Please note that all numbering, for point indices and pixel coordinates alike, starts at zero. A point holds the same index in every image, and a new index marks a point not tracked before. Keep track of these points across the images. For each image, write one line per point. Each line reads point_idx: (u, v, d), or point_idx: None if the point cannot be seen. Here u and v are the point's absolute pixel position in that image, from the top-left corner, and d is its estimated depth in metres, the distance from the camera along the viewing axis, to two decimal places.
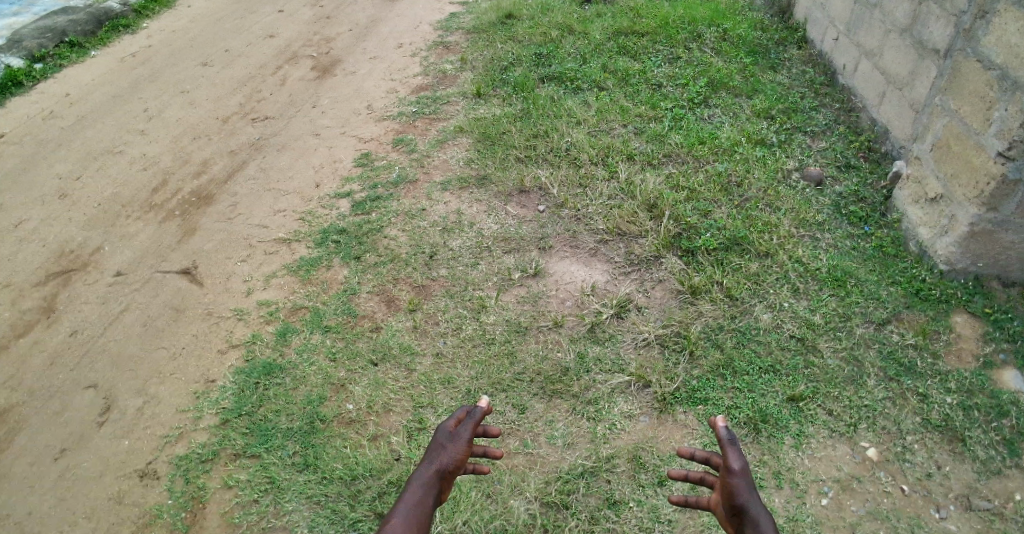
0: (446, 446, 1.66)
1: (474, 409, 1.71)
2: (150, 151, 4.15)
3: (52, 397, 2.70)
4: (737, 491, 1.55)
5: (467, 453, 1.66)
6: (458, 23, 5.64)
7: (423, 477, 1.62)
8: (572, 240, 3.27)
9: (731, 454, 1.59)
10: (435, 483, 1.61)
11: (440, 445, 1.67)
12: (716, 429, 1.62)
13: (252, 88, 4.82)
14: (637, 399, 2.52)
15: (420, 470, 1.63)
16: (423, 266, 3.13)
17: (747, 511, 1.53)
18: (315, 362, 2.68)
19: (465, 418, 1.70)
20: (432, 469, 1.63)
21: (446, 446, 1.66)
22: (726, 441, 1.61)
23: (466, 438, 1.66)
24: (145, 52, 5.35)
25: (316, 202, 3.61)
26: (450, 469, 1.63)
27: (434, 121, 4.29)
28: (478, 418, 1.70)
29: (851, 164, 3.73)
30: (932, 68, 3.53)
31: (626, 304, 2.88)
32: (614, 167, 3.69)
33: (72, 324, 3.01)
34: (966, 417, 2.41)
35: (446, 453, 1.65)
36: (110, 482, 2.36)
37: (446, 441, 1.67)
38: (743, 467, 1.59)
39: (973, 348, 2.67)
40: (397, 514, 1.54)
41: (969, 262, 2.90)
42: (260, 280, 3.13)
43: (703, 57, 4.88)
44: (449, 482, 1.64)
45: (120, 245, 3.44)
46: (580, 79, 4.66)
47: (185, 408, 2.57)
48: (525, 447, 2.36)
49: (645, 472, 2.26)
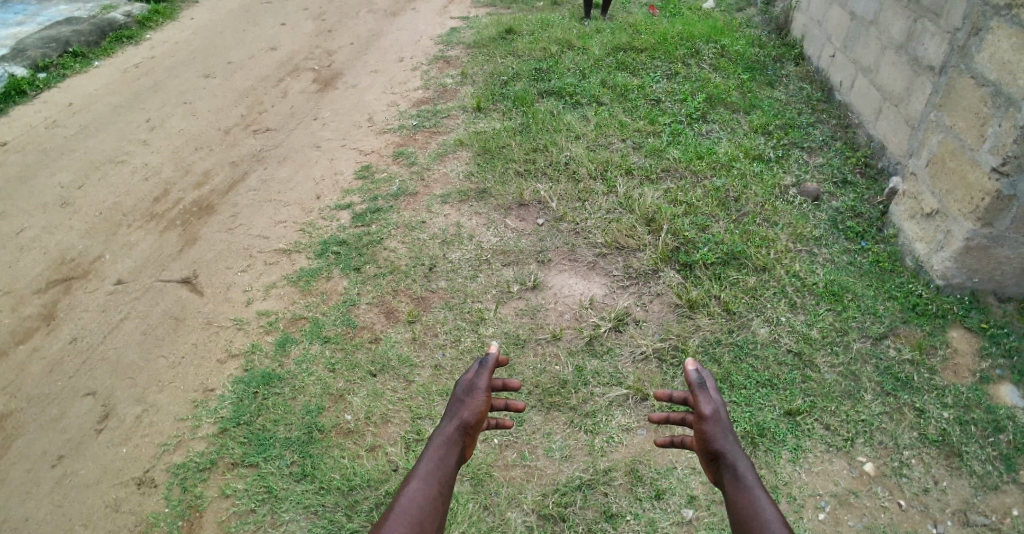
0: (465, 400, 1.70)
1: (485, 359, 1.76)
2: (152, 161, 4.18)
3: (50, 404, 2.70)
4: (710, 438, 1.62)
5: (486, 406, 1.71)
6: (458, 38, 5.70)
7: (444, 433, 1.65)
8: (571, 253, 3.29)
9: (702, 400, 1.65)
10: (459, 438, 1.65)
11: (459, 400, 1.70)
12: (687, 375, 1.71)
13: (254, 100, 4.87)
14: (635, 412, 2.52)
15: (442, 426, 1.67)
16: (423, 278, 3.14)
17: (724, 457, 1.60)
18: (314, 372, 2.68)
19: (481, 368, 1.75)
20: (453, 425, 1.66)
21: (465, 399, 1.70)
22: (697, 387, 1.68)
23: (483, 390, 1.70)
24: (148, 63, 5.40)
25: (317, 214, 3.63)
26: (471, 424, 1.67)
27: (434, 134, 4.33)
28: (491, 367, 1.75)
29: (847, 180, 3.77)
30: (927, 84, 3.57)
31: (624, 317, 2.89)
32: (613, 182, 3.72)
33: (72, 332, 3.02)
34: (963, 432, 2.42)
35: (466, 407, 1.69)
36: (108, 490, 2.35)
37: (465, 394, 1.71)
38: (715, 410, 1.65)
39: (970, 363, 2.68)
40: (420, 472, 1.55)
41: (965, 277, 2.93)
42: (260, 291, 3.14)
43: (701, 73, 4.94)
44: (472, 436, 1.68)
45: (121, 254, 3.46)
46: (579, 93, 4.71)
47: (184, 416, 2.57)
48: (523, 459, 2.37)
49: (642, 486, 2.26)
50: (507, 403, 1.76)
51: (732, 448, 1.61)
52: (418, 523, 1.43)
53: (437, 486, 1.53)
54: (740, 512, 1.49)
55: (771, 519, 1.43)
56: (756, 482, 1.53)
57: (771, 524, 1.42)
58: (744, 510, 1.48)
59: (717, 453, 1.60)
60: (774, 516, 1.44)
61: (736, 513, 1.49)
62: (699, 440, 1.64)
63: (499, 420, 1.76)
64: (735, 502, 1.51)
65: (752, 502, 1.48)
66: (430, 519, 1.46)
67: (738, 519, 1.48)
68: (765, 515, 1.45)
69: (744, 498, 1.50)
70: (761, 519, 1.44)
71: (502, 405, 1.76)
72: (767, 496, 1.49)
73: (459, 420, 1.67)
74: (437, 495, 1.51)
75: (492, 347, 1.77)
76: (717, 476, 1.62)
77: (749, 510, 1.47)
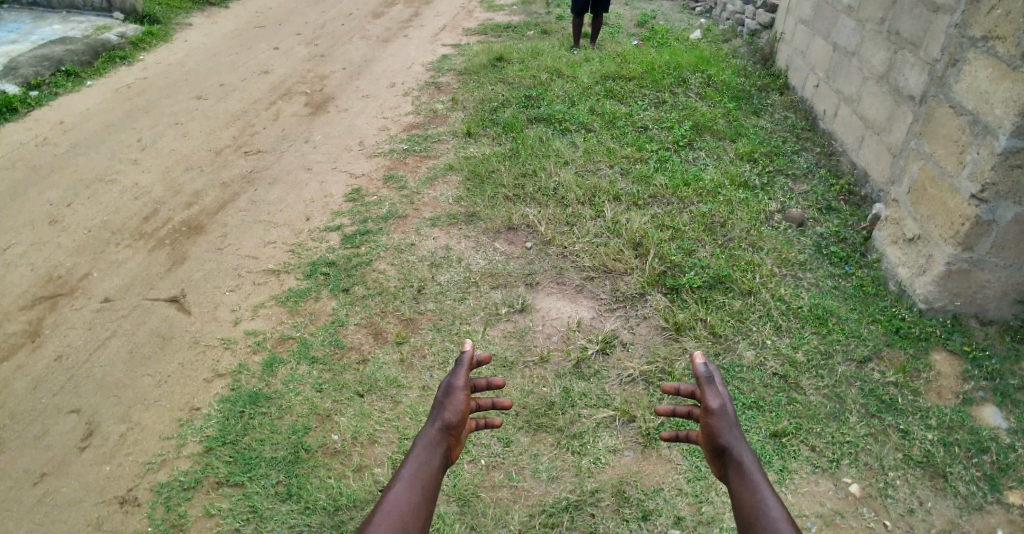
0: (446, 402, 1.73)
1: (461, 357, 1.79)
2: (143, 180, 4.19)
3: (33, 421, 2.67)
4: (716, 433, 1.68)
5: (466, 404, 1.74)
6: (450, 65, 5.80)
7: (427, 435, 1.67)
8: (559, 276, 3.32)
9: (709, 394, 1.71)
10: (442, 439, 1.68)
11: (440, 403, 1.73)
12: (695, 369, 1.76)
13: (246, 122, 4.91)
14: (622, 434, 2.53)
15: (426, 429, 1.70)
16: (411, 299, 3.16)
17: (729, 452, 1.64)
18: (302, 393, 2.67)
19: (457, 366, 1.79)
20: (437, 427, 1.69)
21: (446, 401, 1.73)
22: (704, 381, 1.74)
23: (462, 389, 1.74)
24: (141, 83, 5.44)
25: (307, 235, 3.64)
26: (454, 423, 1.70)
27: (424, 158, 4.38)
28: (467, 365, 1.79)
29: (831, 207, 3.84)
30: (908, 113, 3.67)
31: (611, 340, 2.91)
32: (601, 207, 3.77)
33: (57, 349, 2.99)
34: (947, 453, 2.44)
35: (448, 409, 1.72)
36: (89, 509, 2.32)
37: (445, 396, 1.74)
38: (722, 405, 1.70)
39: (954, 385, 2.72)
40: (403, 475, 1.57)
41: (947, 301, 2.98)
42: (248, 310, 3.14)
43: (688, 101, 5.05)
44: (456, 437, 1.70)
45: (109, 272, 3.45)
46: (568, 120, 4.79)
47: (169, 435, 2.55)
48: (510, 480, 2.36)
49: (629, 507, 2.26)
50: (494, 402, 1.81)
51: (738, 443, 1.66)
52: (402, 524, 1.45)
53: (421, 487, 1.55)
54: (743, 505, 1.53)
55: (776, 515, 1.46)
56: (761, 478, 1.57)
57: (774, 518, 1.46)
58: (748, 504, 1.51)
59: (722, 448, 1.65)
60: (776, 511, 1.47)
61: (741, 508, 1.53)
62: (706, 434, 1.70)
63: (487, 422, 1.80)
64: (740, 497, 1.55)
65: (755, 497, 1.52)
66: (415, 519, 1.48)
67: (743, 515, 1.52)
68: (769, 510, 1.48)
69: (748, 494, 1.54)
70: (764, 514, 1.48)
71: (490, 404, 1.81)
72: (772, 492, 1.52)
73: (442, 421, 1.70)
74: (420, 496, 1.53)
75: (465, 344, 1.81)
76: (722, 472, 1.67)
77: (753, 505, 1.50)
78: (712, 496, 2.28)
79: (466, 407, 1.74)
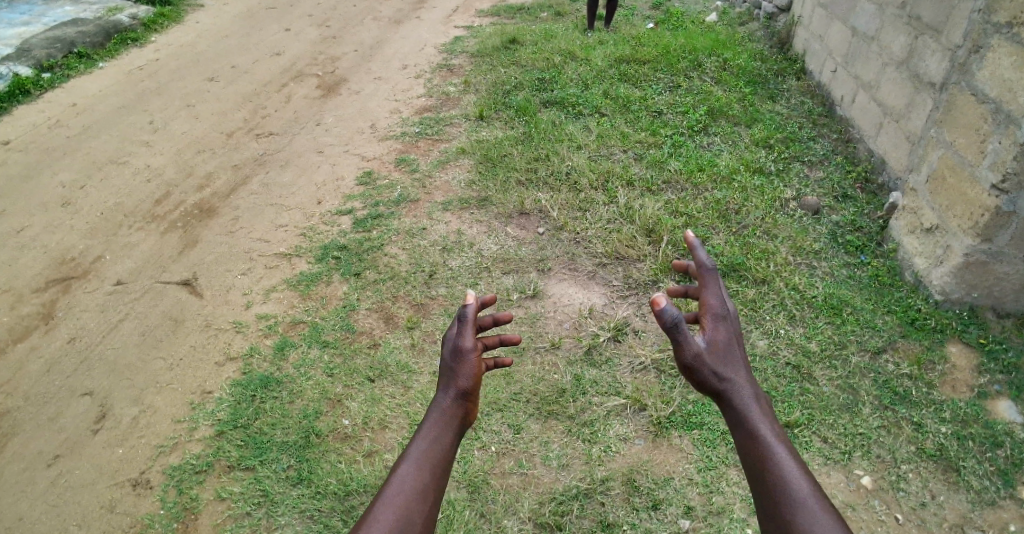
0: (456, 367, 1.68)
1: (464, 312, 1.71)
2: (154, 162, 4.19)
3: (46, 403, 2.70)
4: (705, 380, 1.53)
5: (476, 368, 1.69)
6: (462, 47, 5.74)
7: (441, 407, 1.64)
8: (571, 262, 3.30)
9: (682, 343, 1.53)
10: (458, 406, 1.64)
11: (450, 368, 1.69)
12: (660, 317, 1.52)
13: (258, 104, 4.89)
14: (633, 422, 2.52)
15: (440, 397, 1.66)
16: (422, 284, 3.15)
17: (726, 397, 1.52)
18: (313, 377, 2.68)
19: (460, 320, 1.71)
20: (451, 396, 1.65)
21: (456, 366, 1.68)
22: (672, 329, 1.53)
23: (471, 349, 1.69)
24: (153, 64, 5.43)
25: (318, 219, 3.63)
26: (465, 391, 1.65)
27: (436, 141, 4.35)
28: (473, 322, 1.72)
29: (848, 194, 3.78)
30: (928, 100, 3.59)
31: (623, 327, 2.90)
32: (614, 193, 3.73)
33: (70, 331, 3.02)
34: (961, 447, 2.42)
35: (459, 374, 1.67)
36: (103, 491, 2.34)
37: (454, 361, 1.69)
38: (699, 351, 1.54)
39: (968, 378, 2.68)
40: (411, 454, 1.54)
41: (964, 292, 2.93)
42: (259, 294, 3.14)
43: (703, 85, 4.97)
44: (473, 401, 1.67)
45: (121, 255, 3.46)
46: (581, 104, 4.73)
47: (181, 419, 2.57)
48: (520, 467, 2.36)
49: (639, 496, 2.25)
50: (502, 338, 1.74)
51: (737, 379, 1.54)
52: (408, 511, 1.43)
53: (429, 469, 1.51)
54: (754, 461, 1.43)
55: (791, 473, 1.37)
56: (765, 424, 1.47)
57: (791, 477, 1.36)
58: (759, 461, 1.41)
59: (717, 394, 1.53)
60: (795, 478, 1.36)
61: (752, 464, 1.43)
62: (695, 381, 1.55)
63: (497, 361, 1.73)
64: (749, 451, 1.45)
65: (766, 453, 1.42)
66: (420, 504, 1.46)
67: (754, 471, 1.42)
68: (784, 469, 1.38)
69: (757, 448, 1.44)
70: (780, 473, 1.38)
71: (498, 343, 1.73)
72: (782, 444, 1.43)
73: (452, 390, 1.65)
74: (428, 478, 1.50)
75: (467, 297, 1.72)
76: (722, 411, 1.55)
77: (765, 462, 1.41)
78: (723, 486, 2.27)
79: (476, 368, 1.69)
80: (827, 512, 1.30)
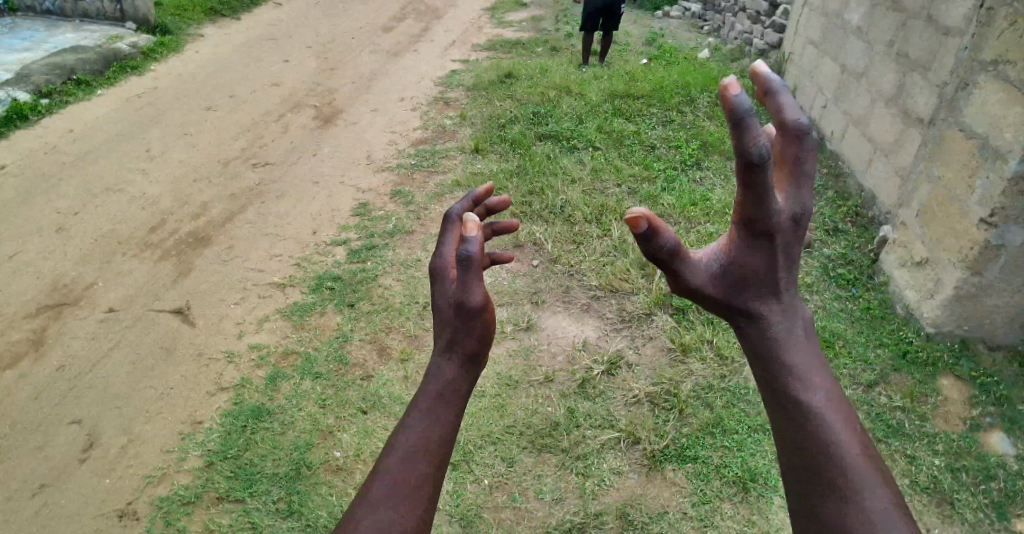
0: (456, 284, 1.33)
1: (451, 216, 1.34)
2: (151, 190, 4.21)
3: (34, 430, 2.67)
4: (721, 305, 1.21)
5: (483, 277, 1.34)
6: (458, 81, 5.84)
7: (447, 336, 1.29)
8: (565, 295, 3.32)
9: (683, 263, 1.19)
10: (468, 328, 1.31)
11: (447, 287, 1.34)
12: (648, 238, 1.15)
13: (255, 134, 4.94)
14: (627, 456, 2.50)
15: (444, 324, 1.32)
16: (417, 315, 3.15)
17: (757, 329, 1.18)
18: (305, 408, 2.66)
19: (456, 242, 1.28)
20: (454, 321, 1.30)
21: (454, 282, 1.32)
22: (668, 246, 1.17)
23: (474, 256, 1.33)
24: (152, 94, 5.49)
25: (313, 249, 3.65)
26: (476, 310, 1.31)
27: (432, 173, 4.39)
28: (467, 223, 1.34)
29: (838, 228, 3.83)
30: (916, 136, 3.67)
31: (617, 360, 2.90)
32: (608, 226, 3.77)
33: (61, 359, 3.00)
34: (954, 480, 2.41)
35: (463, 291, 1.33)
36: (88, 521, 2.31)
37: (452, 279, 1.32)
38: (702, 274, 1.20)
39: (960, 411, 2.69)
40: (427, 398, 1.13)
41: (955, 325, 2.95)
42: (252, 324, 3.14)
43: (695, 121, 5.06)
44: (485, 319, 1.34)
45: (114, 282, 3.46)
46: (575, 138, 4.81)
47: (170, 449, 2.54)
48: (512, 501, 2.33)
49: (633, 530, 2.23)
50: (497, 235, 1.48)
51: (773, 308, 1.18)
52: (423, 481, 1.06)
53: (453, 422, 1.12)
54: (789, 415, 1.11)
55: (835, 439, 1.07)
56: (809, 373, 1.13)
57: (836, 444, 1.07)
58: (799, 420, 1.10)
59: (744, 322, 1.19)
60: (858, 456, 1.06)
61: (786, 421, 1.11)
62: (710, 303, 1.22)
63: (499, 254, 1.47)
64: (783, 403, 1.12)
65: (810, 412, 1.09)
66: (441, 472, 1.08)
67: (791, 428, 1.11)
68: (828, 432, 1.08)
69: (800, 403, 1.11)
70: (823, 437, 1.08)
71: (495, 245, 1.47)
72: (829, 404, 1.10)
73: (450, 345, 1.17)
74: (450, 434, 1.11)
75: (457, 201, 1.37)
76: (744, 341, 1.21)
77: (807, 421, 1.09)
78: (717, 521, 2.25)
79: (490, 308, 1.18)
80: (880, 493, 1.03)
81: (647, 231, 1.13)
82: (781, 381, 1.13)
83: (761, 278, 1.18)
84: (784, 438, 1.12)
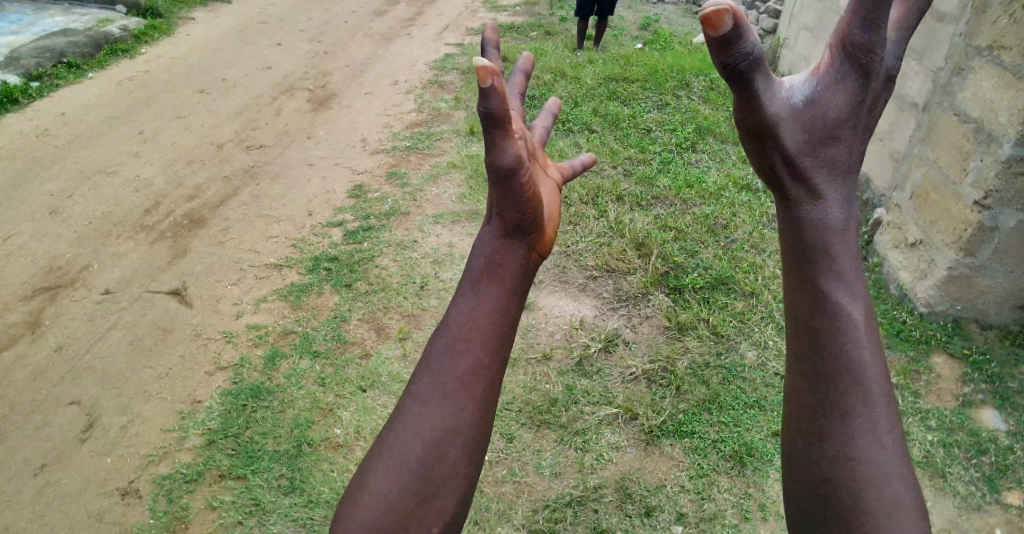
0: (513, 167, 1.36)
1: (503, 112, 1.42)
2: (144, 173, 4.18)
3: (33, 411, 2.66)
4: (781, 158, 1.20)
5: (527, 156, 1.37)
6: (453, 65, 5.79)
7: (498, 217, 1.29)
8: (561, 275, 3.32)
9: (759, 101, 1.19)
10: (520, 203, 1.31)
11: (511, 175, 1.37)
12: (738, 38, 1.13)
13: (249, 117, 4.91)
14: (625, 431, 2.53)
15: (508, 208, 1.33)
16: (414, 295, 3.16)
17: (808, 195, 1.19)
18: (304, 387, 2.67)
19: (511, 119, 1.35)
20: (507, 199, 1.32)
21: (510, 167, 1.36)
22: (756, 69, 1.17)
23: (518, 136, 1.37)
24: (143, 76, 5.43)
25: (309, 231, 3.64)
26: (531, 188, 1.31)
27: (427, 156, 4.38)
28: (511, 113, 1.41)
29: None
30: (910, 121, 3.68)
31: (614, 339, 2.92)
32: (604, 207, 3.78)
33: (58, 340, 2.99)
34: (947, 454, 2.45)
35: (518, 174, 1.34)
36: (90, 500, 2.31)
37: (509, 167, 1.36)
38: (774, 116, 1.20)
39: (953, 387, 2.72)
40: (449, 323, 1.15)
41: (948, 305, 2.98)
42: (250, 304, 3.13)
43: (690, 104, 5.06)
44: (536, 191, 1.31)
45: (109, 264, 3.44)
46: (571, 121, 4.80)
47: (171, 428, 2.54)
48: (512, 476, 2.35)
49: (632, 503, 2.25)
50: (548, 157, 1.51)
51: (830, 189, 1.19)
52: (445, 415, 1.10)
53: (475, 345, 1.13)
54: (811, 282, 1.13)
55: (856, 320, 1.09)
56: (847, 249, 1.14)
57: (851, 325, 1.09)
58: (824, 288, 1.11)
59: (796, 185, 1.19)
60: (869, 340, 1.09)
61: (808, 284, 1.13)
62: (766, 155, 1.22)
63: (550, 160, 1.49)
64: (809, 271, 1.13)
65: (838, 286, 1.10)
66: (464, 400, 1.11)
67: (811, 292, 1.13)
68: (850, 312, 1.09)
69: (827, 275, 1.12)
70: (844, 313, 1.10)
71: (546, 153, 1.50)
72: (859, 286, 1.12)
73: (498, 214, 1.21)
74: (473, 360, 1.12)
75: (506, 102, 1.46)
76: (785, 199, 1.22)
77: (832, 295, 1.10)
78: (714, 493, 2.28)
79: (524, 166, 1.18)
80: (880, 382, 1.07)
81: (732, 26, 1.10)
82: (819, 250, 1.13)
83: (836, 136, 1.21)
84: (805, 301, 1.13)
